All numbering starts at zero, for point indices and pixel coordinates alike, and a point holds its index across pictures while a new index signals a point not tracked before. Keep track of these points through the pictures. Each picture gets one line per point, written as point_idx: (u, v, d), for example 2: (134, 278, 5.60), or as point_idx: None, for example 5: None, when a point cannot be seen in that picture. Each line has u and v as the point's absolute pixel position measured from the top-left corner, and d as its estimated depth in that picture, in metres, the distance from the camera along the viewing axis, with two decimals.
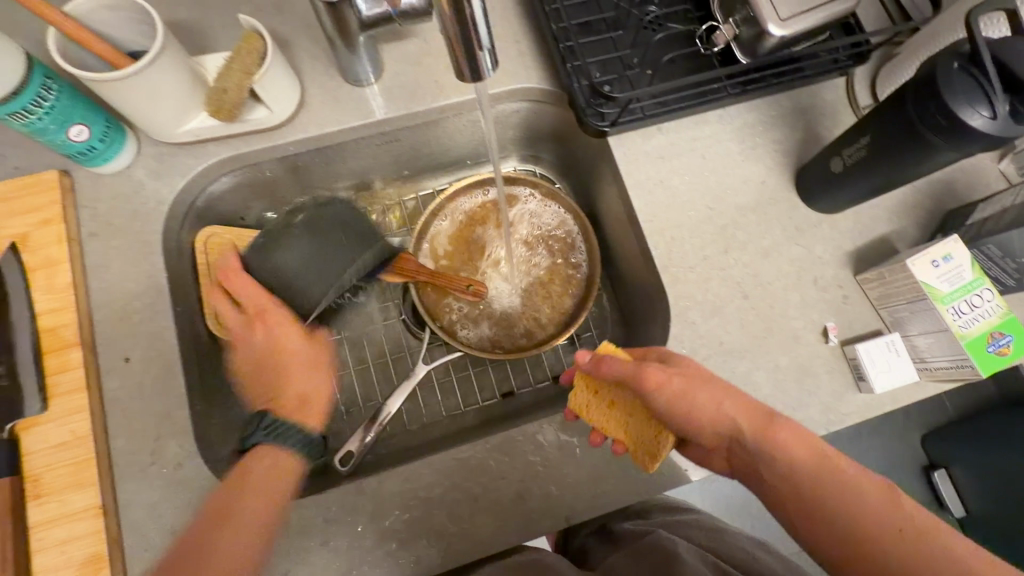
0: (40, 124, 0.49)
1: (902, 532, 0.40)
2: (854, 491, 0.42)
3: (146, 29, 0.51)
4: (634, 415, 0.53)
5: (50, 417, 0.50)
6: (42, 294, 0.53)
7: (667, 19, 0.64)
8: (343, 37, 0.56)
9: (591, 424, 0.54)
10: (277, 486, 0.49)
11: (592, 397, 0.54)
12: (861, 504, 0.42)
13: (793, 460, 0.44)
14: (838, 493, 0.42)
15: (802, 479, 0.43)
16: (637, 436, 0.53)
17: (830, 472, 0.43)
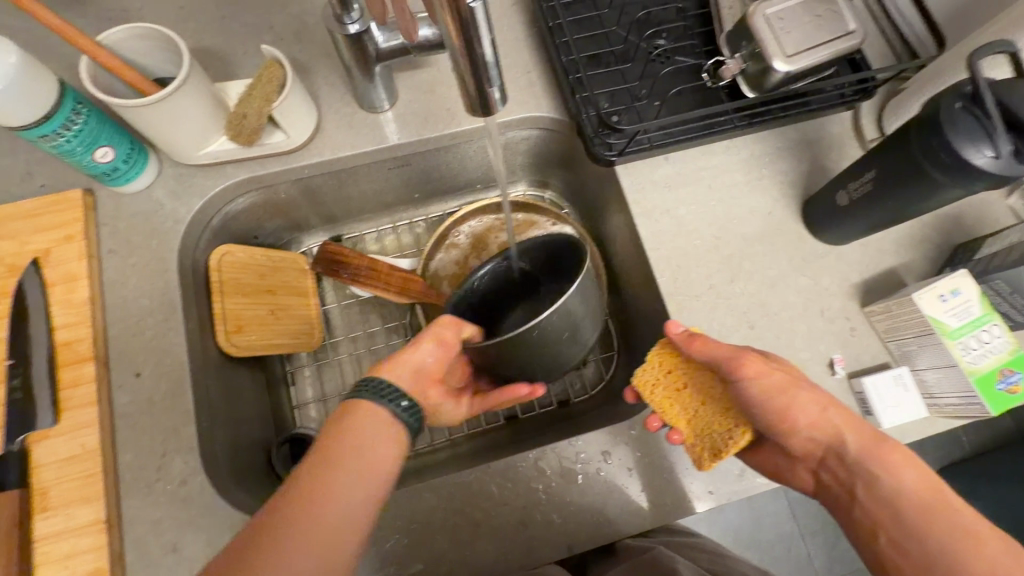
0: (69, 145, 0.51)
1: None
2: (948, 516, 0.41)
3: (171, 57, 0.54)
4: (707, 407, 0.54)
5: (60, 430, 0.51)
6: (60, 309, 0.55)
7: (674, 52, 0.65)
8: (360, 66, 0.58)
9: (652, 403, 0.54)
10: (388, 450, 0.44)
11: (665, 374, 0.55)
12: (952, 527, 0.40)
13: (886, 476, 0.44)
14: (934, 515, 0.41)
15: (895, 494, 0.43)
16: (701, 429, 0.53)
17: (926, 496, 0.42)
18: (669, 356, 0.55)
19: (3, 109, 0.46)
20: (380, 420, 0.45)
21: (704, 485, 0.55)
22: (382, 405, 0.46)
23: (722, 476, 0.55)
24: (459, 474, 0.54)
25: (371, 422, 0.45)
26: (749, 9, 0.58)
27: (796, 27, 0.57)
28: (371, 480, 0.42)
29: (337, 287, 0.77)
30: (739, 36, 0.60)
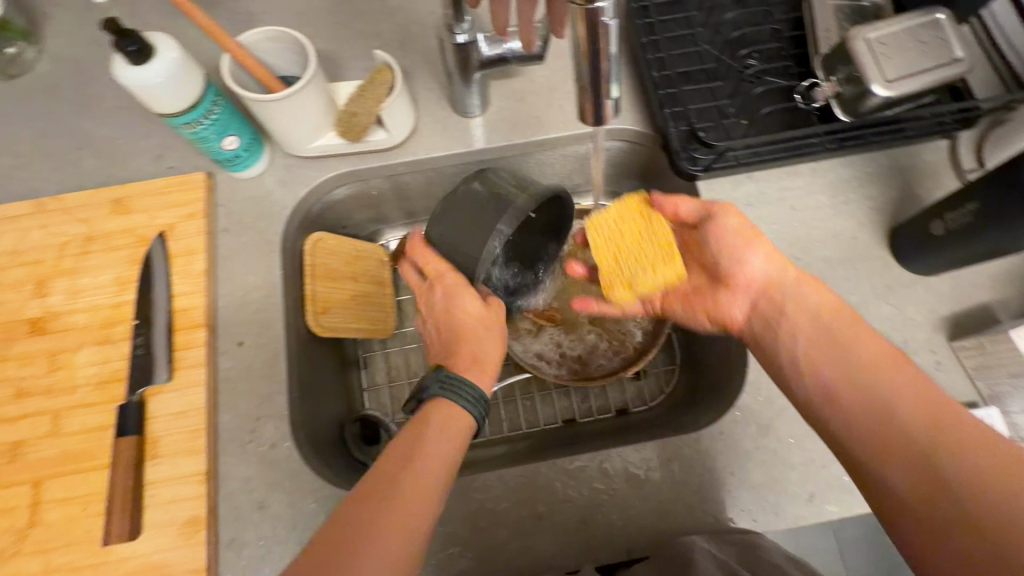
0: (204, 132, 0.56)
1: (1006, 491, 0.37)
2: (943, 419, 0.42)
3: (296, 58, 0.59)
4: (648, 242, 0.54)
5: (173, 387, 0.57)
6: (180, 278, 0.61)
7: (765, 73, 0.65)
8: (462, 73, 0.62)
9: (591, 249, 0.56)
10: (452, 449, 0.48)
11: (627, 215, 0.56)
12: (942, 427, 0.41)
13: (885, 378, 0.45)
14: (925, 417, 0.42)
15: (887, 397, 0.44)
16: (619, 257, 0.55)
17: (925, 400, 0.43)
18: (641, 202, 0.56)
19: (158, 101, 0.51)
20: (443, 420, 0.49)
21: (770, 505, 0.54)
22: (462, 399, 0.50)
23: (788, 498, 0.55)
24: (527, 465, 0.57)
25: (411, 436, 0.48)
26: (850, 33, 0.58)
27: (898, 53, 0.56)
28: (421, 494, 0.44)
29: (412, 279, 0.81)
30: (836, 60, 0.59)
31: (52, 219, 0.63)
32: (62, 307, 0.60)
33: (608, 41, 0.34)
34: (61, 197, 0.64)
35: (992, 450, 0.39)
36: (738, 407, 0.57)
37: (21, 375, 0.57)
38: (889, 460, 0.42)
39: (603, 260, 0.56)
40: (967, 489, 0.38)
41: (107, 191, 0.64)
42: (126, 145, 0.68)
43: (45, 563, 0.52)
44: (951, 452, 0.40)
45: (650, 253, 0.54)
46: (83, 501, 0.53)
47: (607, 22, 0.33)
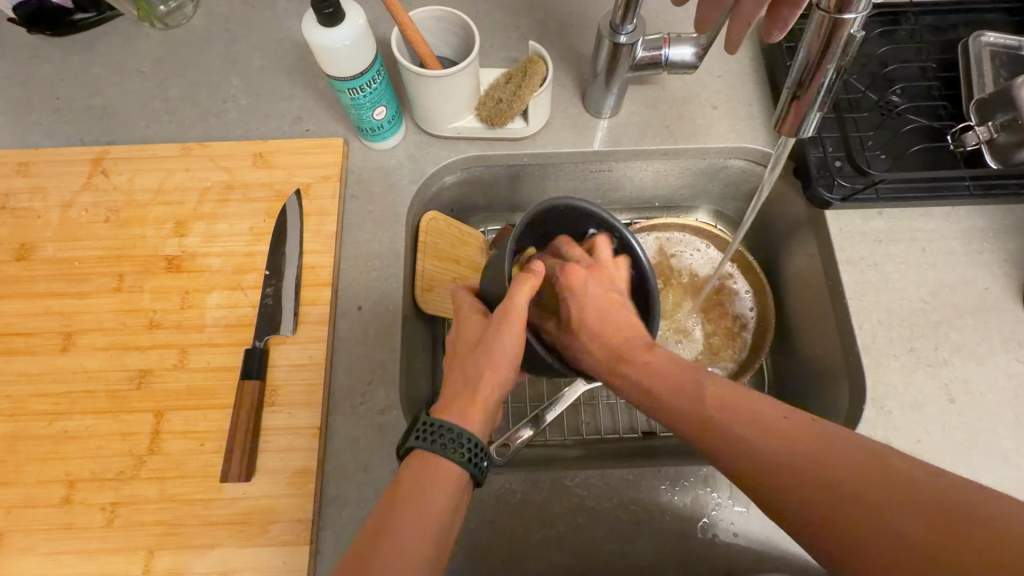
0: (363, 100, 0.58)
1: (870, 493, 0.33)
2: (854, 466, 0.34)
3: (455, 39, 0.61)
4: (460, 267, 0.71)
5: (296, 339, 0.58)
6: (311, 236, 0.62)
7: (908, 111, 0.65)
8: (609, 75, 0.63)
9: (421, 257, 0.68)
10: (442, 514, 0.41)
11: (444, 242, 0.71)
12: (856, 473, 0.34)
13: (712, 409, 0.42)
14: (834, 461, 0.35)
15: (759, 443, 0.39)
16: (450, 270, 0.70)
17: (781, 438, 0.38)
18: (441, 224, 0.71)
19: (336, 63, 0.53)
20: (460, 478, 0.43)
21: None
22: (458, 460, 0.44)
23: None
24: (629, 470, 0.57)
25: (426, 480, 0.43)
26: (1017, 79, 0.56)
27: None
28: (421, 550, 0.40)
29: None
30: (997, 104, 0.58)
31: (197, 164, 0.66)
32: (198, 249, 0.62)
33: (841, 51, 0.35)
34: (206, 145, 0.66)
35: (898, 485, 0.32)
36: None
37: (154, 308, 0.60)
38: (819, 533, 0.34)
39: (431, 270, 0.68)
40: (919, 545, 0.30)
41: (249, 145, 0.66)
42: (267, 103, 0.71)
43: (159, 491, 0.53)
44: (847, 500, 0.33)
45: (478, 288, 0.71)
46: (202, 437, 0.55)
47: (851, 34, 0.34)
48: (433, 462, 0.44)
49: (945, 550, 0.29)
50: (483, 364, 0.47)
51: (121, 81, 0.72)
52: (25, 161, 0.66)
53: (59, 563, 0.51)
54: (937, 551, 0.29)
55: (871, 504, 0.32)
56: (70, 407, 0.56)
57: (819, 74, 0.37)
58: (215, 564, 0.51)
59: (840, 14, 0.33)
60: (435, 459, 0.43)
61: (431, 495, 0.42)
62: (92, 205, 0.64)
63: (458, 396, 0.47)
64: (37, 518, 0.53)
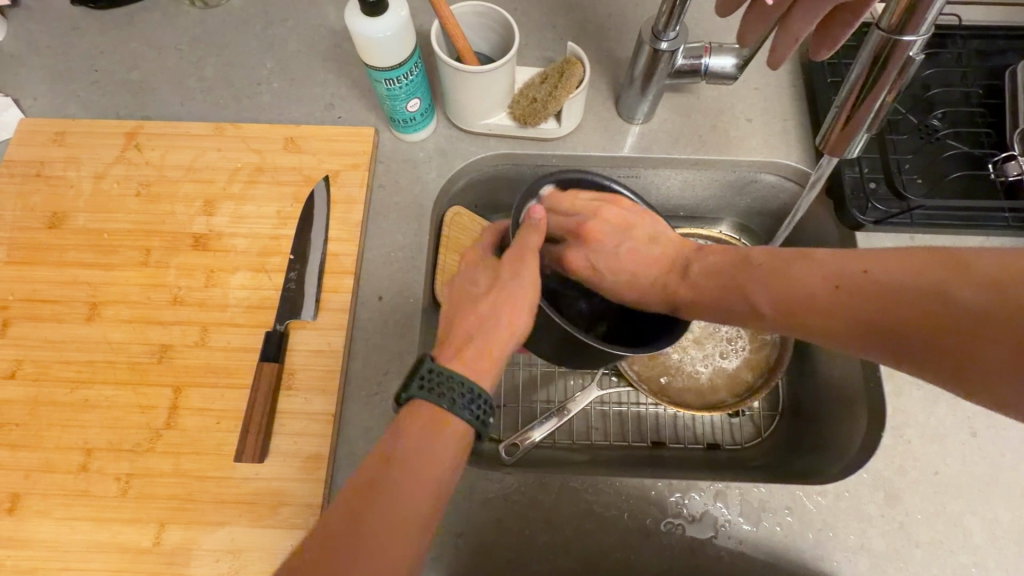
0: (398, 90, 0.58)
1: (865, 304, 0.40)
2: (845, 273, 0.42)
3: (493, 35, 0.61)
4: None
5: (316, 325, 0.59)
6: (337, 224, 0.63)
7: (949, 136, 0.63)
8: (645, 80, 0.62)
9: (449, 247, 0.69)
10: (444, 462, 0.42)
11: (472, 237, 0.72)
12: (872, 288, 0.40)
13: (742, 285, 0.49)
14: (835, 292, 0.42)
15: (794, 292, 0.45)
16: None
17: (788, 293, 0.45)
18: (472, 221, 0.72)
19: (374, 52, 0.53)
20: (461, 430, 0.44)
21: None
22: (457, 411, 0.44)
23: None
24: (640, 480, 0.57)
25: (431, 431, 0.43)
26: None
27: None
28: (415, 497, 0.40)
29: None
30: None
31: (228, 144, 0.66)
32: (225, 228, 0.63)
33: (899, 72, 0.35)
34: (239, 125, 0.67)
35: (943, 288, 0.36)
36: (868, 469, 0.56)
37: (178, 284, 0.60)
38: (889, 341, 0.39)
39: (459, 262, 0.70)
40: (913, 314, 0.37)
41: (282, 128, 0.67)
42: (301, 87, 0.71)
43: (174, 465, 0.54)
44: (880, 316, 0.39)
45: None
46: (218, 415, 0.56)
47: (910, 55, 0.34)
48: (428, 407, 0.44)
49: (953, 315, 0.35)
50: (500, 303, 0.49)
51: (158, 57, 0.73)
52: (61, 130, 0.67)
53: (73, 529, 0.52)
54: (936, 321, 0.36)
55: (891, 307, 0.39)
56: (92, 375, 0.57)
57: (874, 93, 0.37)
58: (225, 542, 0.52)
59: (902, 34, 0.33)
60: (428, 403, 0.44)
61: (433, 450, 0.42)
62: (123, 177, 0.65)
63: (468, 342, 0.48)
64: (54, 483, 0.54)
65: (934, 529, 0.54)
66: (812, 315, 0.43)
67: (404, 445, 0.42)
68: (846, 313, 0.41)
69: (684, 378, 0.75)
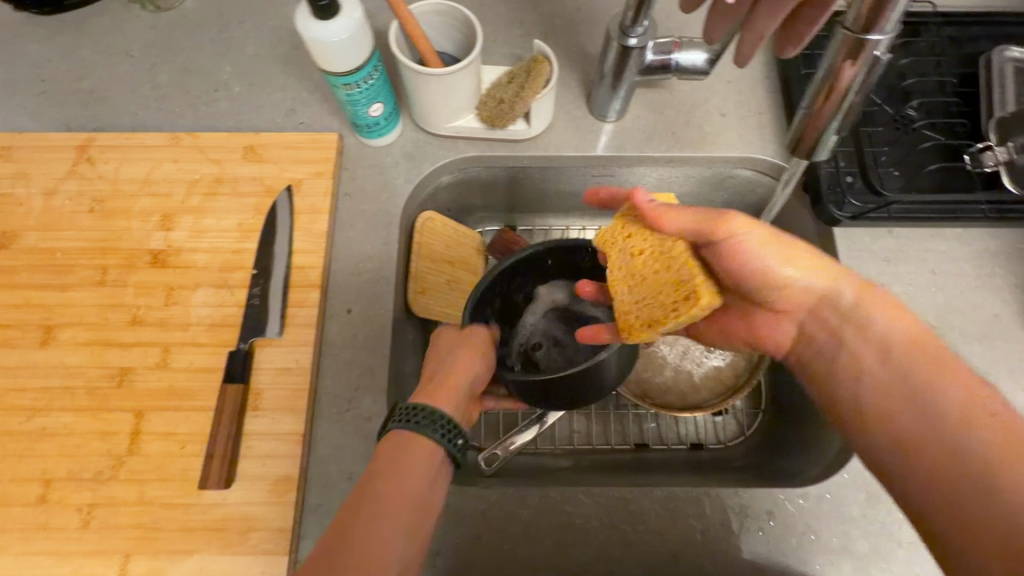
0: (358, 96, 0.56)
1: (926, 442, 0.40)
2: (945, 408, 0.40)
3: (456, 35, 0.58)
4: (459, 267, 0.73)
5: (282, 343, 0.57)
6: (302, 235, 0.60)
7: (925, 126, 0.62)
8: (615, 77, 0.60)
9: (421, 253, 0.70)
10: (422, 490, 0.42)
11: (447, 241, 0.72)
12: (945, 423, 0.39)
13: (868, 355, 0.45)
14: (934, 399, 0.40)
15: (909, 381, 0.42)
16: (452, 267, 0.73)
17: (908, 384, 0.42)
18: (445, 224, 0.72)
19: (330, 57, 0.50)
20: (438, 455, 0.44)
21: None
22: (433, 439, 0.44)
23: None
24: (620, 489, 0.56)
25: (406, 455, 0.43)
26: None
27: None
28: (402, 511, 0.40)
29: None
30: (1014, 127, 0.58)
31: (185, 155, 0.63)
32: (184, 243, 0.60)
33: (866, 73, 0.34)
34: (196, 135, 0.64)
35: (976, 470, 0.37)
36: (848, 470, 0.56)
37: (136, 304, 0.58)
38: (888, 443, 0.42)
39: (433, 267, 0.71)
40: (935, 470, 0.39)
41: (241, 137, 0.64)
42: (261, 92, 0.68)
43: (138, 494, 0.52)
44: (929, 462, 0.39)
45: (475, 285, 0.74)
46: (182, 439, 0.54)
47: (876, 54, 0.33)
48: (403, 436, 0.44)
49: (961, 478, 0.37)
50: (435, 382, 0.49)
51: (110, 64, 0.70)
52: (8, 145, 0.64)
53: (33, 565, 0.50)
54: (942, 474, 0.38)
55: (936, 444, 0.39)
56: (48, 403, 0.55)
57: (842, 94, 0.35)
58: (192, 571, 0.50)
59: (867, 34, 0.32)
60: (404, 434, 0.44)
61: (408, 468, 0.42)
62: (76, 193, 0.62)
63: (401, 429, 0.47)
64: (11, 518, 0.51)
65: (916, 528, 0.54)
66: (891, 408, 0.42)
67: (380, 476, 0.41)
68: (931, 449, 0.39)
69: (666, 378, 0.74)
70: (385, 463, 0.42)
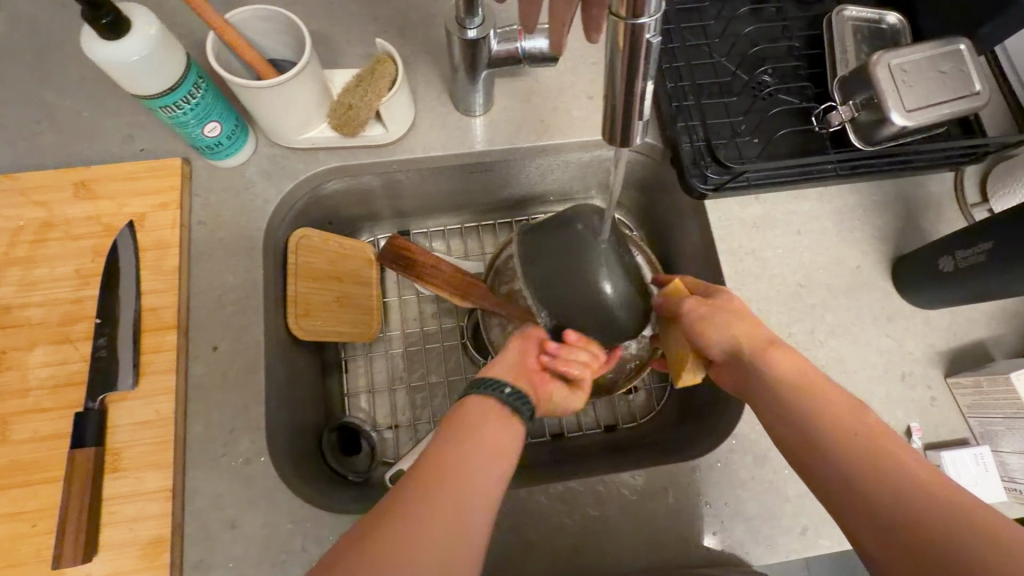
0: (184, 117, 0.51)
1: (890, 511, 0.34)
2: (895, 479, 0.35)
3: (290, 40, 0.54)
4: (348, 278, 0.69)
5: (139, 394, 0.52)
6: (150, 274, 0.56)
7: (779, 91, 0.64)
8: (468, 69, 0.58)
9: (301, 271, 0.65)
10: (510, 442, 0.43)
11: (330, 251, 0.68)
12: (887, 492, 0.35)
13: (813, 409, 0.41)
14: (881, 475, 0.36)
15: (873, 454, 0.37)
16: (341, 280, 0.68)
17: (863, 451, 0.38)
18: (325, 235, 0.68)
19: (132, 79, 0.45)
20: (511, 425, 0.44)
21: (764, 538, 0.54)
22: (500, 402, 0.44)
23: (783, 532, 0.54)
24: (520, 492, 0.55)
25: (487, 418, 0.43)
26: (872, 57, 0.56)
27: (918, 81, 0.56)
28: (500, 484, 0.39)
29: (398, 281, 0.80)
30: (854, 84, 0.58)
31: (5, 200, 0.57)
32: (14, 299, 0.54)
33: (647, 62, 0.31)
34: (15, 176, 0.57)
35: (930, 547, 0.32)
36: (736, 435, 0.57)
37: None
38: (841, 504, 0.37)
39: (315, 282, 0.66)
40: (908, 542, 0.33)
41: (69, 172, 0.58)
42: (92, 120, 0.62)
43: None
44: (886, 527, 0.34)
45: (369, 296, 0.71)
46: (33, 518, 0.49)
47: (651, 40, 0.30)
48: (480, 402, 0.45)
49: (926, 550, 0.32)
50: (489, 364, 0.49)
51: None
52: None
53: None
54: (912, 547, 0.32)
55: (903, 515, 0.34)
56: None
57: (630, 76, 0.32)
58: None
59: (635, 18, 0.29)
60: (478, 399, 0.45)
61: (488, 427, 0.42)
62: None
63: None
64: None
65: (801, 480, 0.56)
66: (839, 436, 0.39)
67: (464, 427, 0.42)
68: (880, 523, 0.34)
69: None
70: (477, 420, 0.43)
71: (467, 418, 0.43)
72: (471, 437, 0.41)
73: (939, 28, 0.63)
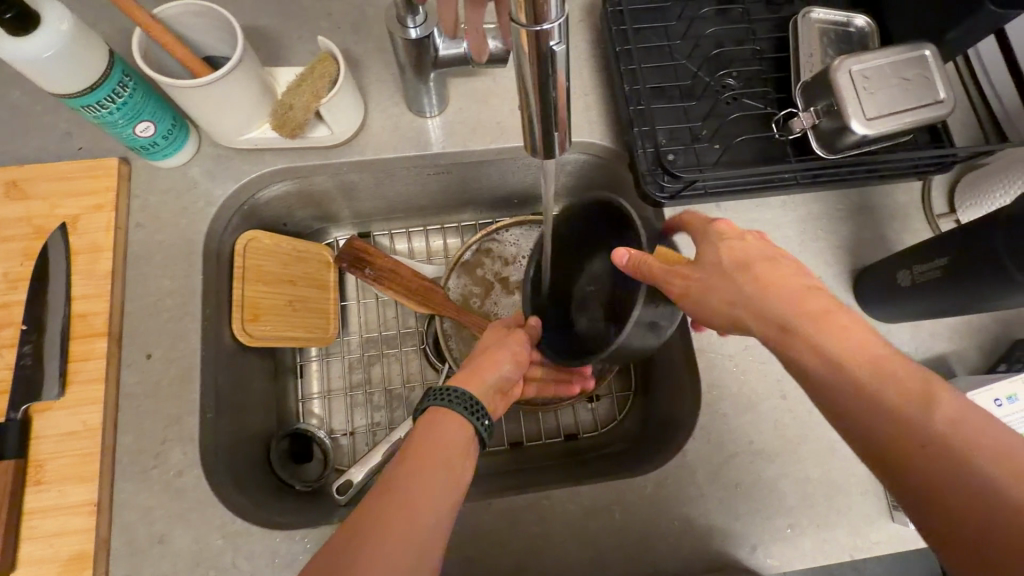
0: (111, 117, 0.49)
1: (905, 435, 0.33)
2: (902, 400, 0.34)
3: (227, 37, 0.52)
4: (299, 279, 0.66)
5: (65, 404, 0.50)
6: (81, 279, 0.54)
7: (743, 94, 0.62)
8: (415, 69, 0.55)
9: (250, 272, 0.62)
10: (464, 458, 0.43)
11: (280, 251, 0.65)
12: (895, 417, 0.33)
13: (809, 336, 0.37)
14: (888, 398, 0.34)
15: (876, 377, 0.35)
16: (294, 282, 0.66)
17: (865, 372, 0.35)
18: (275, 235, 0.65)
19: (47, 76, 0.43)
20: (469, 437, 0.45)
21: (711, 557, 0.53)
22: (466, 416, 0.45)
23: (731, 551, 0.53)
24: (463, 508, 0.54)
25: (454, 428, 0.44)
26: (834, 63, 0.54)
27: (881, 88, 0.54)
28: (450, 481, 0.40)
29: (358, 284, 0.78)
30: (816, 89, 0.56)
31: None
32: None
33: (557, 70, 0.29)
34: None
35: (954, 477, 0.31)
36: (687, 451, 0.55)
37: None
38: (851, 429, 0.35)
39: (263, 284, 0.63)
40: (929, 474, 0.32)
41: (0, 172, 0.56)
42: (28, 118, 0.60)
43: None
44: (901, 455, 0.33)
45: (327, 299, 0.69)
46: None
47: (557, 48, 0.28)
48: (449, 412, 0.45)
49: (946, 475, 0.31)
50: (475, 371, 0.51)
51: None
52: None
53: None
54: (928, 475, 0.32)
55: (922, 441, 0.32)
56: None
57: (540, 85, 0.30)
58: None
59: (537, 25, 0.27)
60: (448, 408, 0.45)
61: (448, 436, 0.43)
62: None
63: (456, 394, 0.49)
64: None
65: (752, 497, 0.54)
66: (868, 401, 0.34)
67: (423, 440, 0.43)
68: (897, 451, 0.33)
69: None
70: (443, 433, 0.44)
71: (437, 424, 0.44)
72: (428, 440, 0.43)
73: (907, 33, 0.61)
